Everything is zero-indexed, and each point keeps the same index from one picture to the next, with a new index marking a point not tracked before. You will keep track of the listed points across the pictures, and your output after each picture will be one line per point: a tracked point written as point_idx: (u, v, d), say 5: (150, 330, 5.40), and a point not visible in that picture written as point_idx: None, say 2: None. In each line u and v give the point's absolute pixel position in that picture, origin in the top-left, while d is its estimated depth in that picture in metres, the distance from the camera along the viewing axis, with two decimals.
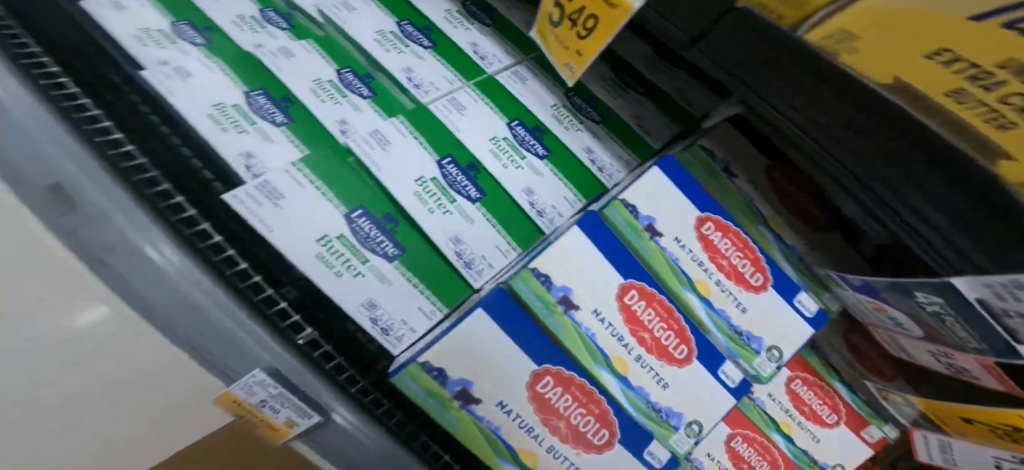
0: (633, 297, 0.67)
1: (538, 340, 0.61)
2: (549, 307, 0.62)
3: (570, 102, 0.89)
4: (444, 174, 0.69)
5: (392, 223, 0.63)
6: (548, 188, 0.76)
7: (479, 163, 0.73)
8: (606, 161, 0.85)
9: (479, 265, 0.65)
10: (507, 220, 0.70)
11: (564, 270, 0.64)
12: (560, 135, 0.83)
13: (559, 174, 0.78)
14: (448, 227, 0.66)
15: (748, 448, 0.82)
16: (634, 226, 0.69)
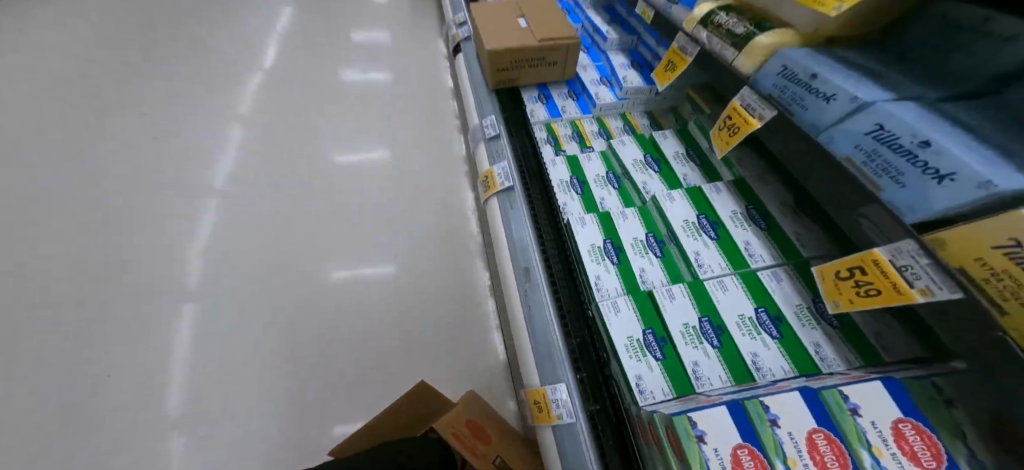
0: (820, 438, 0.71)
1: (648, 354, 1.01)
2: (664, 340, 1.02)
3: (749, 213, 1.20)
4: (604, 248, 1.22)
5: (608, 259, 1.20)
6: (712, 257, 1.14)
7: (637, 248, 1.21)
8: (763, 253, 1.13)
9: (618, 304, 1.09)
10: (642, 291, 1.11)
11: (681, 315, 1.03)
12: (730, 229, 1.18)
13: (736, 250, 1.14)
14: (598, 277, 1.17)
15: None
16: (758, 302, 1.03)
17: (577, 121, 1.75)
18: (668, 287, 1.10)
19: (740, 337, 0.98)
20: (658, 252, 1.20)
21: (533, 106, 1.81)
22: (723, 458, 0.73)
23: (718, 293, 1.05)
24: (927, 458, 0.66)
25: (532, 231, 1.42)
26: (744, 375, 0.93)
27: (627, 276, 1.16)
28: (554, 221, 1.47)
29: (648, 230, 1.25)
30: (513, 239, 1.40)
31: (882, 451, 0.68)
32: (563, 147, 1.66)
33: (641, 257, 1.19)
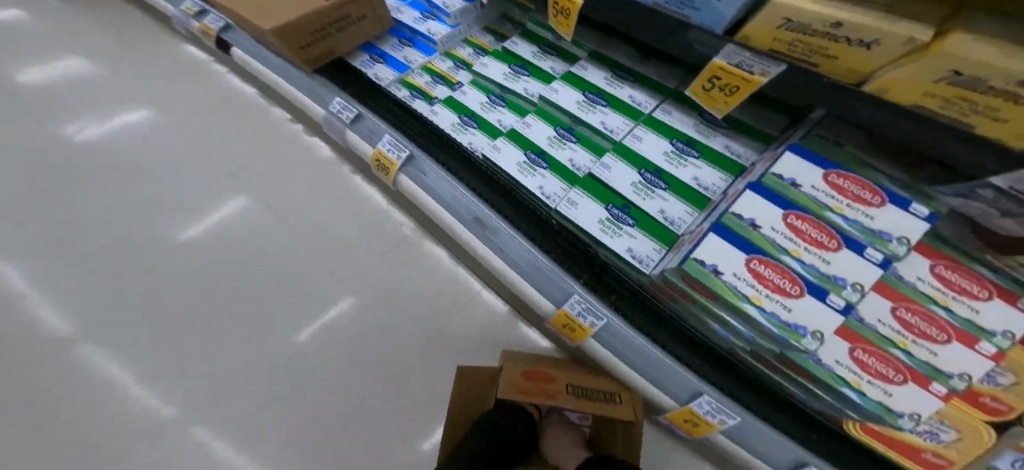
0: (796, 221, 0.50)
1: (537, 170, 0.69)
2: (575, 129, 0.73)
3: (618, 73, 0.78)
4: (490, 96, 0.85)
5: (471, 126, 0.83)
6: (638, 93, 0.74)
7: (509, 110, 0.84)
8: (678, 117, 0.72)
9: (572, 196, 0.65)
10: (585, 175, 0.67)
11: (624, 177, 0.64)
12: (610, 89, 0.76)
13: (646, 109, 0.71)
14: (499, 151, 0.79)
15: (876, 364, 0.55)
16: (671, 135, 0.67)
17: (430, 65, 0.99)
18: (587, 102, 0.75)
19: (677, 167, 0.62)
20: (570, 129, 0.74)
21: (368, 72, 1.01)
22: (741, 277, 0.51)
23: (580, 72, 0.79)
24: (869, 198, 0.49)
25: (407, 136, 0.89)
26: (660, 129, 0.67)
27: (521, 139, 0.73)
28: (421, 130, 0.90)
29: (506, 62, 0.88)
30: (441, 201, 0.80)
31: (840, 208, 0.50)
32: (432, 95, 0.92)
33: (516, 83, 0.84)
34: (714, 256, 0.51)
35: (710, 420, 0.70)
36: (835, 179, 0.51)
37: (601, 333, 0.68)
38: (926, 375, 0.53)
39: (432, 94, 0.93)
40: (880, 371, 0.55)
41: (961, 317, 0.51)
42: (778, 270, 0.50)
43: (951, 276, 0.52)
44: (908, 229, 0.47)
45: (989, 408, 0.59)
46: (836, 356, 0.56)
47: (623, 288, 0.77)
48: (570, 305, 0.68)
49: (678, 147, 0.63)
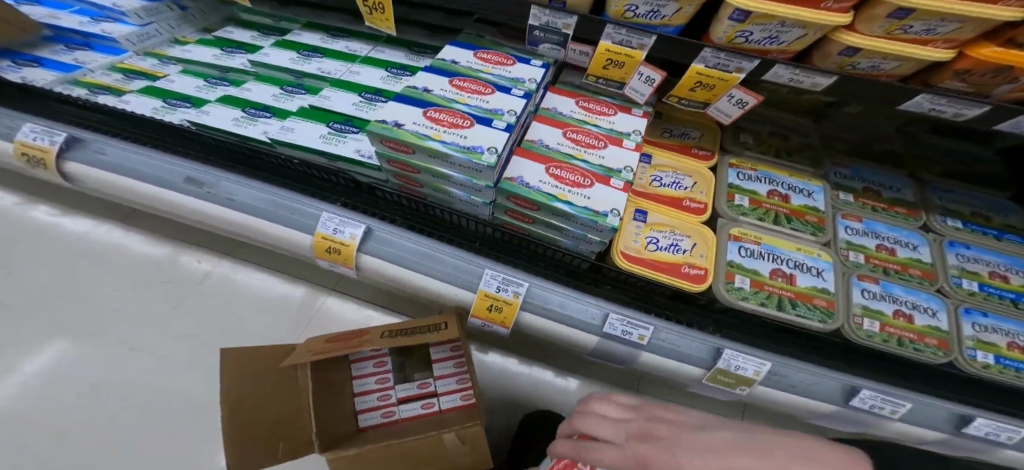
0: (459, 82, 0.66)
1: (261, 119, 0.73)
2: (302, 82, 0.80)
3: (332, 33, 0.89)
4: (209, 80, 0.84)
5: (183, 107, 0.78)
6: (353, 44, 0.85)
7: (233, 85, 0.83)
8: (360, 46, 0.86)
9: (287, 124, 0.70)
10: (304, 107, 0.74)
11: (347, 99, 0.74)
12: (326, 44, 0.86)
13: (353, 51, 0.84)
14: (206, 115, 0.74)
15: (567, 172, 0.67)
16: (385, 65, 0.80)
17: (122, 63, 0.89)
18: (301, 57, 0.82)
19: (393, 83, 0.75)
20: (298, 84, 0.79)
21: (9, 75, 0.82)
22: (421, 123, 0.59)
23: (296, 39, 0.87)
24: (504, 61, 0.70)
25: (70, 126, 0.77)
26: (381, 65, 0.79)
27: (238, 99, 0.77)
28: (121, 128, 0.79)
29: (218, 46, 0.90)
30: (122, 169, 0.72)
31: (489, 70, 0.68)
32: (125, 88, 0.83)
33: (231, 60, 0.86)
34: (395, 115, 0.59)
35: (506, 296, 0.74)
36: (481, 54, 0.70)
37: (365, 246, 0.72)
38: (610, 174, 0.68)
39: (128, 89, 0.83)
40: (574, 179, 0.66)
41: (605, 127, 0.74)
42: (452, 113, 0.61)
43: (591, 105, 0.76)
44: (535, 74, 0.68)
45: (693, 209, 0.82)
46: (539, 178, 0.66)
47: (397, 205, 0.82)
48: (322, 227, 0.71)
49: (394, 72, 0.78)
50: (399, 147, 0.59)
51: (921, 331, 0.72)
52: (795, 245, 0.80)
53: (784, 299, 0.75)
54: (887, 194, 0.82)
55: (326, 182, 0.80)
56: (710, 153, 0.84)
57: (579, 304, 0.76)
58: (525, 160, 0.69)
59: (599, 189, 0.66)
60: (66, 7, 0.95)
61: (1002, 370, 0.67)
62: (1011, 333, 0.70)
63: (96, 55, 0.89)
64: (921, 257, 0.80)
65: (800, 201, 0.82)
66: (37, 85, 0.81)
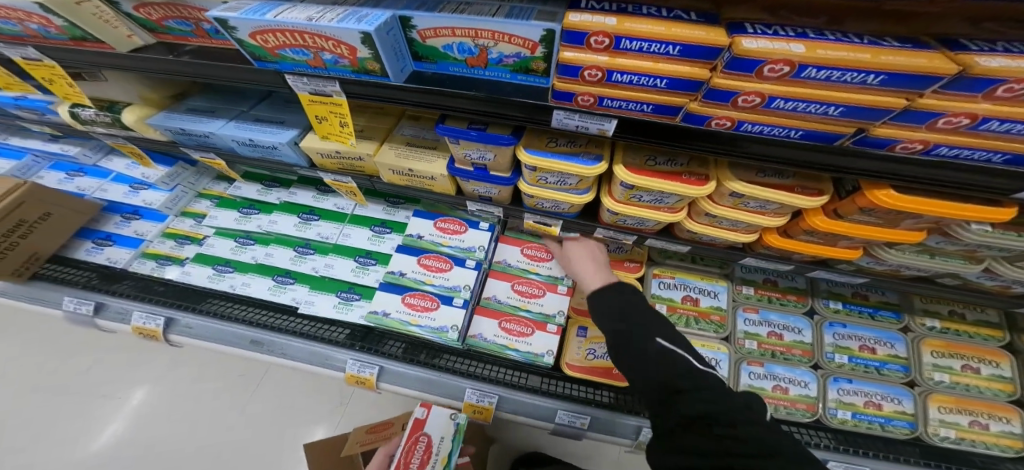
0: (426, 259, 0.87)
1: (288, 286, 1.01)
2: (309, 243, 1.04)
3: (321, 189, 1.10)
4: (238, 240, 1.09)
5: (228, 273, 1.05)
6: (339, 201, 1.08)
7: (258, 244, 1.08)
8: (344, 200, 1.08)
9: (308, 299, 0.98)
10: (320, 277, 1.00)
11: (343, 266, 0.99)
12: (316, 204, 1.08)
13: (343, 209, 1.07)
14: (249, 287, 1.03)
15: (514, 325, 0.86)
16: (369, 222, 1.05)
17: (170, 229, 1.16)
18: (303, 222, 1.06)
19: (378, 244, 1.01)
20: (305, 245, 1.04)
21: (97, 258, 1.11)
22: (401, 310, 0.82)
23: (293, 200, 1.10)
24: (459, 228, 0.90)
25: (160, 305, 1.06)
26: (365, 224, 1.04)
27: (268, 267, 1.05)
28: (197, 299, 1.08)
29: (236, 208, 1.12)
30: (204, 336, 1.02)
31: (446, 241, 0.89)
32: (182, 257, 1.11)
33: (247, 224, 1.08)
34: (383, 305, 0.83)
35: (484, 403, 0.92)
36: (441, 224, 0.91)
37: (382, 378, 0.97)
38: (547, 320, 0.86)
39: (184, 256, 1.11)
40: (520, 329, 0.86)
41: (544, 274, 0.91)
42: (424, 296, 0.83)
43: (533, 252, 0.93)
44: (482, 240, 0.89)
45: None
46: (494, 332, 0.85)
47: (398, 337, 1.05)
48: (350, 368, 0.97)
49: (377, 230, 1.03)
50: (419, 304, 0.82)
51: (795, 398, 0.91)
52: (700, 342, 0.94)
53: None
54: (782, 283, 1.00)
55: (350, 329, 1.05)
56: (637, 265, 1.01)
57: (545, 406, 0.91)
58: (488, 316, 0.87)
59: (539, 335, 0.85)
60: (106, 175, 1.18)
61: (858, 423, 0.89)
62: (869, 394, 0.92)
63: (148, 224, 1.15)
64: (803, 338, 0.95)
65: (707, 302, 0.96)
66: (121, 264, 1.10)
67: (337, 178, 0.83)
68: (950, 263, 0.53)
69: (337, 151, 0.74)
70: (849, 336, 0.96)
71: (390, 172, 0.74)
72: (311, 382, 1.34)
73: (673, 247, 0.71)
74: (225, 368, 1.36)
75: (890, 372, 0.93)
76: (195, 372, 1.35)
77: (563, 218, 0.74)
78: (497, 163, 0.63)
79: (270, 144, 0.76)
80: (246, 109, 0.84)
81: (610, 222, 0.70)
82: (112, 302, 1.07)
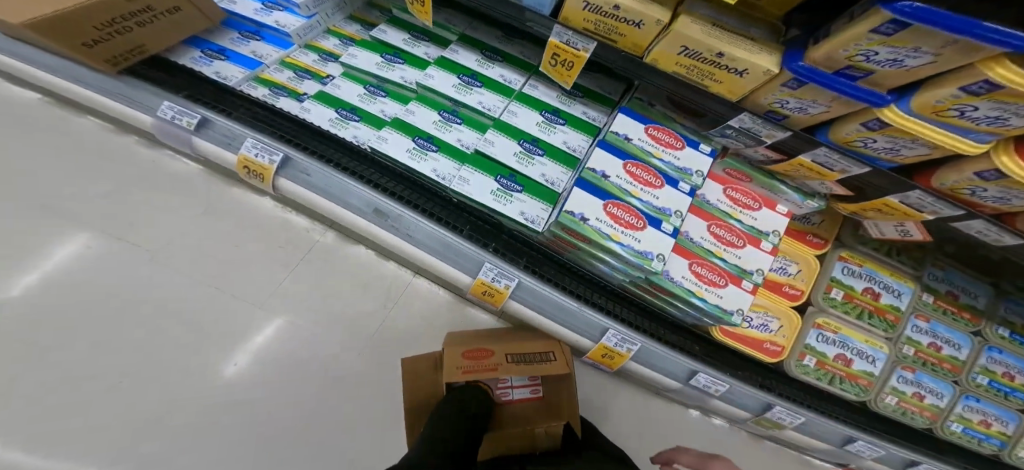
0: (632, 169, 0.73)
1: (428, 153, 0.82)
2: (458, 109, 0.86)
3: (487, 54, 0.89)
4: (367, 87, 0.90)
5: (353, 121, 0.86)
6: (507, 73, 0.88)
7: (390, 99, 0.89)
8: (514, 75, 0.88)
9: (460, 175, 0.80)
10: (472, 154, 0.83)
11: (506, 147, 0.82)
12: (478, 69, 0.87)
13: (512, 84, 0.87)
14: (385, 142, 0.82)
15: (705, 270, 0.77)
16: (541, 109, 0.86)
17: (290, 59, 0.94)
18: (463, 85, 0.85)
19: (549, 134, 0.84)
20: (454, 111, 0.86)
21: (204, 69, 0.90)
22: (603, 220, 0.70)
23: (452, 57, 0.88)
24: (675, 143, 0.75)
25: (275, 138, 0.86)
26: (537, 108, 0.85)
27: (405, 126, 0.84)
28: (293, 134, 0.90)
29: (378, 52, 0.91)
30: (323, 191, 0.84)
31: (659, 153, 0.75)
32: (301, 91, 0.90)
33: (389, 72, 0.88)
34: (581, 207, 0.70)
35: (622, 350, 0.89)
36: (652, 131, 0.75)
37: (513, 293, 0.90)
38: (742, 274, 0.78)
39: (303, 92, 0.91)
40: (711, 278, 0.77)
41: (747, 223, 0.80)
42: (628, 210, 0.71)
43: (737, 194, 0.80)
44: (702, 165, 0.75)
45: (789, 294, 0.91)
46: (681, 272, 0.76)
47: (533, 251, 0.96)
48: (485, 275, 0.87)
49: (548, 118, 0.85)
50: (620, 218, 0.71)
51: (925, 406, 0.94)
52: (862, 336, 0.91)
53: (836, 376, 0.91)
54: (962, 299, 0.93)
55: (483, 226, 0.95)
56: (823, 242, 0.90)
57: (676, 360, 0.90)
58: (680, 256, 0.76)
59: (732, 290, 0.77)
60: None
61: (965, 436, 0.94)
62: (987, 414, 0.94)
63: (269, 48, 0.95)
64: (959, 354, 0.93)
65: (887, 300, 0.90)
66: (230, 81, 0.89)
67: (573, 43, 0.63)
68: None
69: (616, 8, 0.54)
70: (999, 361, 0.93)
71: (682, 54, 0.56)
72: (368, 270, 1.07)
73: (996, 234, 0.59)
74: (263, 226, 1.06)
75: (1015, 399, 0.94)
76: (227, 228, 1.04)
77: (875, 167, 0.59)
78: (896, 74, 0.43)
79: None
80: None
81: (944, 187, 0.56)
82: (215, 120, 0.85)
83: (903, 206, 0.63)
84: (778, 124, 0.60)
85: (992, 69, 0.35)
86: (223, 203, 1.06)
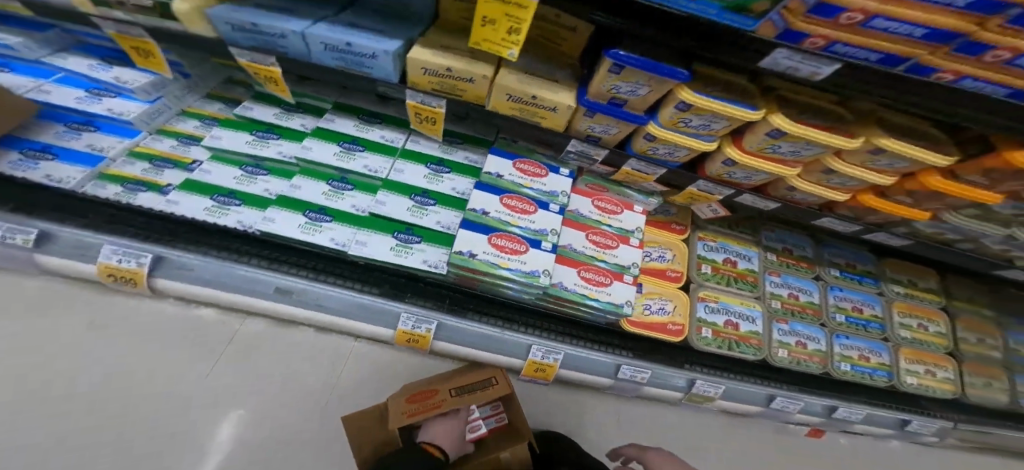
0: (509, 201, 0.85)
1: (323, 224, 0.85)
2: (347, 176, 0.92)
3: (364, 118, 0.98)
4: (243, 168, 0.92)
5: (233, 205, 0.87)
6: (386, 133, 0.97)
7: (273, 176, 0.92)
8: (393, 133, 0.98)
9: (359, 239, 0.84)
10: (367, 217, 0.88)
11: (399, 205, 0.89)
12: (357, 134, 0.96)
13: (393, 143, 0.96)
14: (272, 222, 0.84)
15: (593, 275, 0.89)
16: (425, 161, 0.95)
17: (140, 148, 0.93)
18: (344, 151, 0.92)
19: (437, 184, 0.93)
20: (342, 179, 0.92)
21: (29, 174, 0.82)
22: (490, 252, 0.80)
23: (328, 126, 0.95)
24: (540, 171, 0.90)
25: (141, 240, 0.89)
26: (420, 161, 0.95)
27: (293, 201, 0.87)
28: (174, 234, 0.92)
29: (248, 130, 0.95)
30: (211, 283, 0.89)
31: (529, 183, 0.88)
32: (161, 182, 0.89)
33: (264, 149, 0.93)
34: (468, 245, 0.79)
35: (549, 361, 0.97)
36: (519, 165, 0.89)
37: (438, 334, 0.96)
38: (623, 270, 0.92)
39: (163, 183, 0.89)
40: (599, 279, 0.89)
41: (616, 226, 0.96)
42: (511, 238, 0.82)
43: (603, 205, 0.96)
44: (564, 185, 0.90)
45: (672, 277, 1.08)
46: (574, 280, 0.87)
47: (446, 293, 1.01)
48: (404, 325, 0.94)
49: (434, 169, 0.95)
50: (506, 247, 0.81)
51: (811, 352, 1.07)
52: (738, 300, 1.08)
53: (733, 341, 1.04)
54: (797, 252, 1.16)
55: (395, 280, 1.00)
56: (683, 228, 1.12)
57: (600, 359, 1.00)
58: (567, 266, 0.89)
59: (617, 285, 0.90)
60: (48, 75, 0.92)
61: (855, 373, 1.09)
62: (860, 348, 1.11)
63: (110, 139, 0.91)
64: (813, 299, 1.13)
65: (743, 265, 1.10)
66: (66, 184, 0.83)
67: (426, 101, 0.73)
68: (990, 227, 0.67)
69: (448, 69, 0.65)
70: (844, 298, 1.14)
71: (509, 101, 0.69)
72: (299, 345, 1.00)
73: (760, 203, 0.79)
74: (164, 331, 0.95)
75: (872, 329, 1.14)
76: (115, 343, 0.91)
77: (668, 167, 0.79)
78: (641, 102, 0.64)
79: (370, 51, 0.62)
80: (332, 13, 0.68)
81: (714, 174, 0.77)
82: (59, 231, 0.85)
83: (702, 193, 0.83)
84: (597, 144, 0.78)
85: (681, 91, 0.58)
86: (108, 313, 0.94)
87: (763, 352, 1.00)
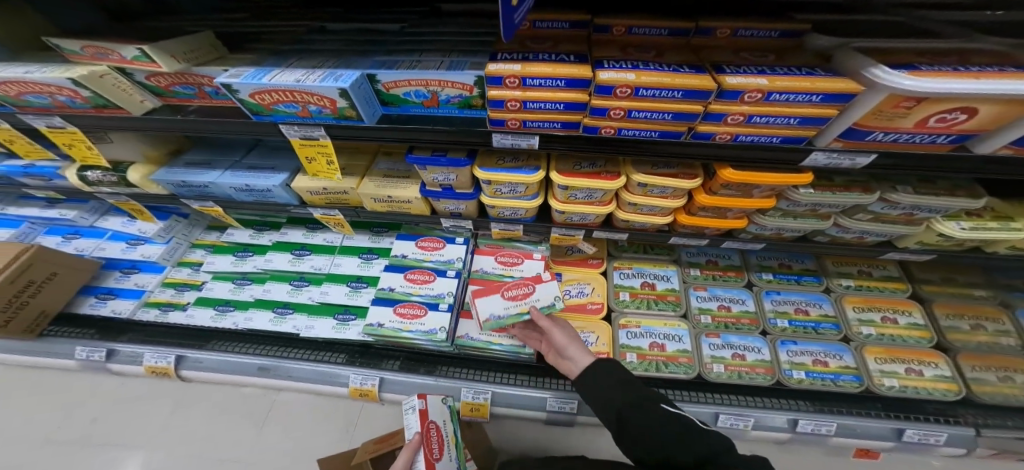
0: (413, 275, 1.00)
1: (287, 316, 1.09)
2: (304, 276, 1.15)
3: (310, 227, 1.23)
4: (236, 281, 1.19)
5: (230, 311, 1.13)
6: (328, 235, 1.20)
7: (254, 283, 1.18)
8: (332, 234, 1.21)
9: (308, 324, 1.06)
10: (317, 305, 1.09)
11: (338, 291, 1.09)
12: (305, 239, 1.20)
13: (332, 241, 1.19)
14: (250, 320, 1.10)
15: (498, 323, 0.98)
16: (359, 252, 1.16)
17: (170, 278, 1.24)
18: (296, 257, 1.16)
19: (368, 269, 1.12)
20: (301, 278, 1.14)
21: (102, 311, 1.18)
22: (393, 319, 0.94)
23: (284, 238, 1.21)
24: (437, 244, 1.05)
25: (170, 345, 1.17)
26: (354, 253, 1.16)
27: (265, 301, 1.13)
28: (205, 337, 1.19)
29: (232, 253, 1.23)
30: (216, 368, 1.12)
31: (429, 257, 1.03)
32: (183, 303, 1.19)
33: (244, 266, 1.19)
34: (377, 318, 0.94)
35: (480, 400, 1.03)
36: (422, 243, 1.05)
37: (383, 387, 1.07)
38: None
39: (185, 301, 1.19)
40: (499, 326, 0.98)
41: (518, 275, 1.04)
42: (412, 305, 0.96)
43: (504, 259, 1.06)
44: (459, 252, 1.04)
45: (592, 309, 1.08)
46: (478, 330, 0.97)
47: (395, 351, 1.14)
48: (354, 381, 1.07)
49: (365, 257, 1.14)
50: (409, 313, 0.95)
51: (752, 363, 1.00)
52: (662, 322, 1.07)
53: (660, 362, 1.00)
54: (722, 262, 1.18)
55: (353, 349, 1.16)
56: (599, 261, 1.16)
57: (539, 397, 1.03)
58: (471, 319, 0.99)
59: (518, 329, 0.97)
60: (102, 235, 1.27)
61: (813, 380, 0.97)
62: (814, 353, 1.01)
63: (148, 276, 1.24)
64: (748, 307, 1.09)
65: (663, 286, 1.12)
66: (125, 314, 1.18)
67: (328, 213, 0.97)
68: (807, 222, 0.69)
69: (325, 188, 0.87)
70: (784, 301, 1.10)
71: (374, 201, 0.87)
72: (321, 406, 1.23)
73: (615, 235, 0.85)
74: (222, 408, 1.23)
75: (825, 330, 1.05)
76: (189, 420, 1.22)
77: (523, 222, 0.87)
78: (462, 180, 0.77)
79: (264, 187, 0.88)
80: (239, 158, 0.98)
81: (561, 220, 0.85)
82: (120, 347, 1.17)
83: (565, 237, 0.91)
84: (459, 218, 0.91)
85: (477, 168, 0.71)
86: (185, 396, 1.25)
87: (691, 370, 0.96)
